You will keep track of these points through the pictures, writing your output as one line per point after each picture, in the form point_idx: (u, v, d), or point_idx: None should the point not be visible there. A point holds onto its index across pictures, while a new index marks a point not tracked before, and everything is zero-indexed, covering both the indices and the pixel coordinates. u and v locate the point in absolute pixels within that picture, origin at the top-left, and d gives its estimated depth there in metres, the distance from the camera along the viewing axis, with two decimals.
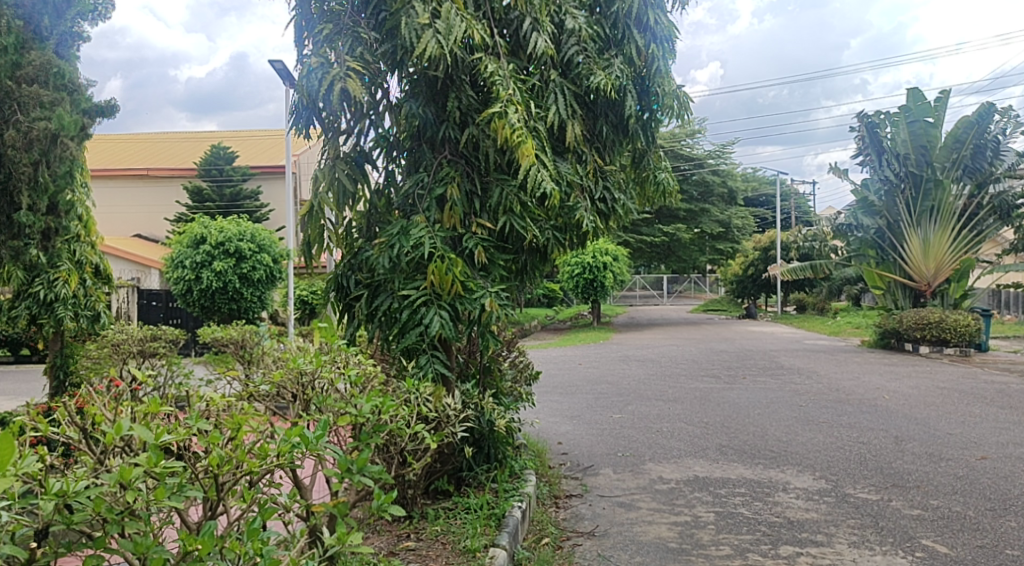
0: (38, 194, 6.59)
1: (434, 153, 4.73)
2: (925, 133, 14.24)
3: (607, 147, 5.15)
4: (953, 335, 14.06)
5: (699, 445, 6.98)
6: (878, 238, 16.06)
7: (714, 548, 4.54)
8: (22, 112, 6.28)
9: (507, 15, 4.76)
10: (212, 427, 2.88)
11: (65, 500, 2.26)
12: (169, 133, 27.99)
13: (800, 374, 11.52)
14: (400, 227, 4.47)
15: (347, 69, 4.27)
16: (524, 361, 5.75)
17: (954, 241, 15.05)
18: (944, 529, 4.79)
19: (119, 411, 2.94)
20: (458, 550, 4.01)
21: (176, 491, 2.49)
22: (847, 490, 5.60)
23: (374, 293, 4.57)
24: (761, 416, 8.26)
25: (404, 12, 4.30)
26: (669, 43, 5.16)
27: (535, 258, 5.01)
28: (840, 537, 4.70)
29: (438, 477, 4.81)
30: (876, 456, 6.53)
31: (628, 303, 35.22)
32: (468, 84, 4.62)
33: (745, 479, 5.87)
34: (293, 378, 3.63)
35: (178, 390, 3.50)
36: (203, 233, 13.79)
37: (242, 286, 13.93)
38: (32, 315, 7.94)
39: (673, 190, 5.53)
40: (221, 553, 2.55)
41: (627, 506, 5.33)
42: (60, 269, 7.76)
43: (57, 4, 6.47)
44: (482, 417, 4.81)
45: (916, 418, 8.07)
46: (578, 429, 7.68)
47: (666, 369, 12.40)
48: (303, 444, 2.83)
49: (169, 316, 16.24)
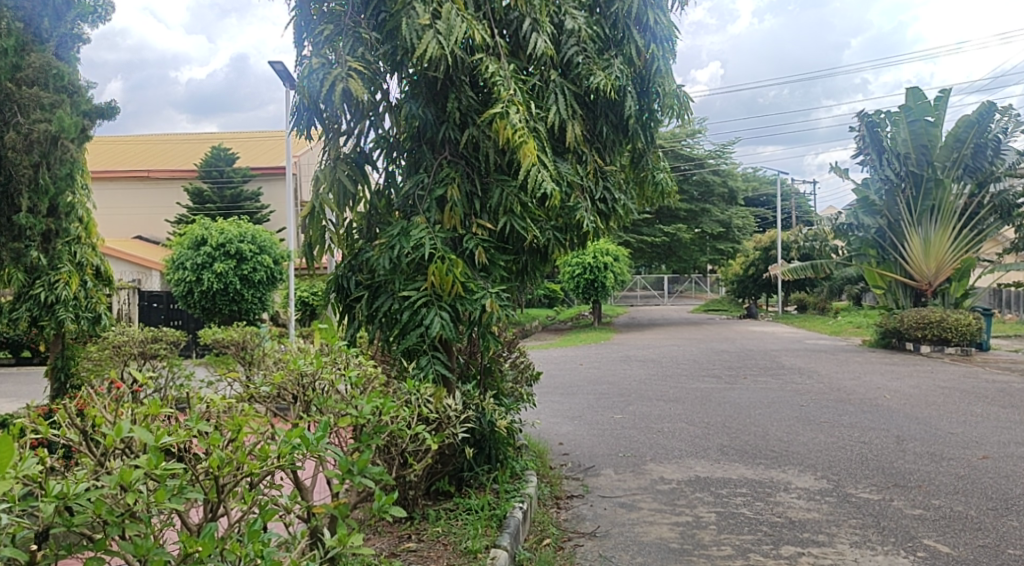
0: (39, 196, 6.59)
1: (435, 154, 4.73)
2: (926, 133, 14.21)
3: (607, 147, 5.14)
4: (954, 334, 14.05)
5: (700, 445, 6.97)
6: (879, 238, 16.05)
7: (715, 548, 4.54)
8: (23, 115, 6.29)
9: (507, 16, 4.75)
10: (213, 428, 2.88)
11: (65, 502, 2.26)
12: (169, 135, 28.04)
13: (800, 374, 11.52)
14: (400, 228, 4.46)
15: (348, 70, 4.27)
16: (525, 362, 5.78)
17: (954, 240, 15.04)
18: (945, 529, 4.78)
19: (119, 413, 2.94)
20: (459, 551, 4.01)
21: (177, 492, 2.49)
22: (849, 490, 5.60)
23: (374, 294, 4.56)
24: (762, 416, 8.25)
25: (405, 13, 4.29)
26: (669, 43, 5.16)
27: (535, 259, 5.01)
28: (841, 537, 4.70)
29: (439, 478, 4.81)
30: (877, 456, 6.52)
31: (628, 303, 35.26)
32: (468, 84, 4.61)
33: (746, 479, 5.87)
34: (294, 379, 3.63)
35: (178, 392, 3.50)
36: (203, 234, 13.80)
37: (242, 287, 13.93)
38: (33, 317, 7.90)
39: (672, 190, 5.54)
40: (222, 555, 2.54)
41: (629, 507, 5.33)
42: (61, 271, 7.76)
43: (57, 6, 6.44)
44: (483, 418, 4.81)
45: (918, 418, 8.06)
46: (578, 430, 7.68)
47: (667, 369, 12.39)
48: (303, 445, 2.81)
49: (170, 317, 16.24)
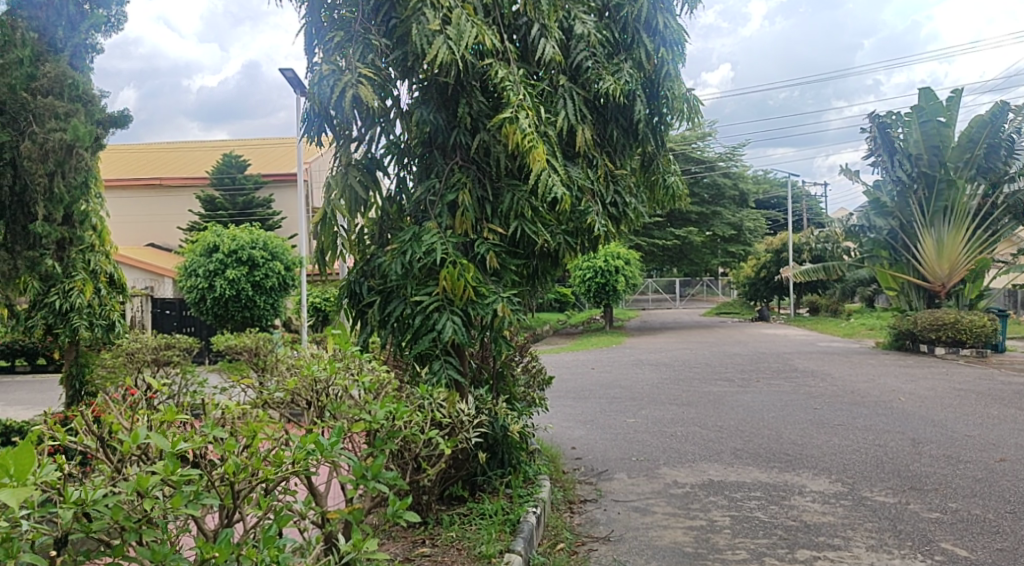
0: (54, 205, 6.65)
1: (446, 159, 4.75)
2: (938, 133, 14.05)
3: (617, 151, 5.15)
4: (969, 335, 13.95)
5: (713, 449, 6.96)
6: (890, 238, 15.92)
7: (730, 552, 4.52)
8: (38, 124, 6.34)
9: (517, 20, 4.78)
10: (228, 434, 2.92)
11: (83, 509, 2.26)
12: (185, 143, 28.35)
13: (814, 376, 11.50)
14: (413, 234, 4.47)
15: (359, 76, 4.28)
16: (537, 366, 5.82)
17: (968, 241, 14.93)
18: (963, 532, 4.75)
19: (136, 419, 2.96)
20: (475, 555, 3.99)
21: (192, 498, 2.51)
22: (864, 493, 5.56)
23: (386, 299, 4.55)
24: (776, 419, 8.20)
25: (414, 19, 4.30)
26: (678, 47, 5.14)
27: (546, 263, 4.98)
28: (857, 540, 4.67)
29: (453, 482, 4.82)
30: (892, 459, 6.47)
31: (640, 307, 35.40)
32: (478, 90, 4.62)
33: (760, 483, 5.85)
34: (307, 385, 3.66)
35: (193, 399, 3.54)
36: (215, 241, 13.86)
37: (254, 293, 13.98)
38: (48, 325, 7.97)
39: (682, 194, 5.56)
40: (238, 559, 2.52)
41: (642, 511, 5.31)
42: (76, 279, 7.95)
43: (71, 16, 6.47)
44: (495, 423, 4.82)
45: (933, 420, 8.03)
46: (590, 434, 7.68)
47: (679, 373, 12.38)
48: (318, 451, 2.84)
49: (183, 324, 16.37)
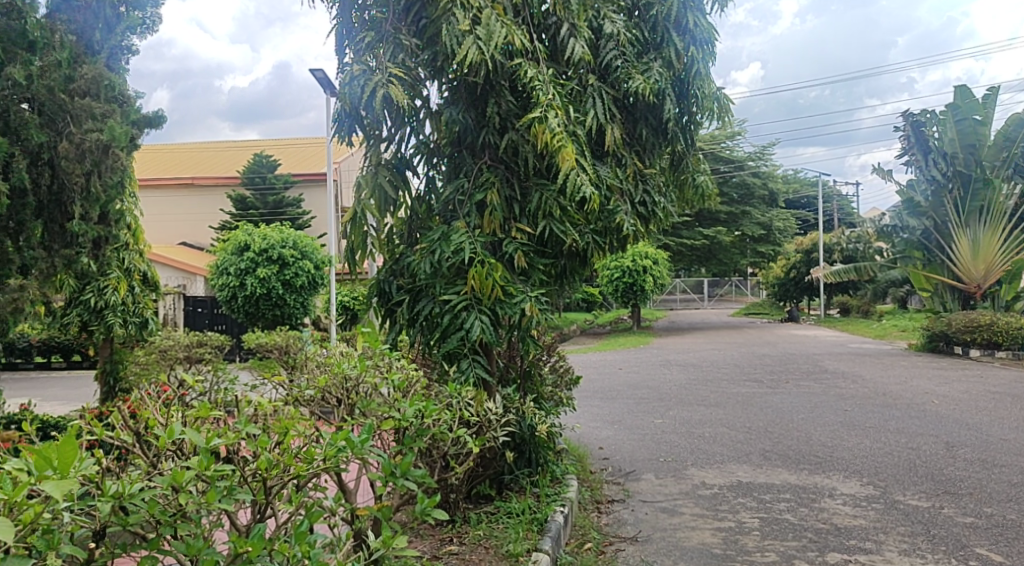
0: (90, 204, 6.74)
1: (475, 159, 4.78)
2: (974, 131, 13.79)
3: (647, 151, 5.13)
4: (1005, 337, 13.69)
5: (742, 450, 6.90)
6: (924, 239, 15.66)
7: (759, 555, 4.49)
8: (76, 124, 6.47)
9: (546, 20, 4.79)
10: (260, 431, 2.95)
11: (120, 502, 2.31)
12: (216, 143, 28.69)
13: (845, 377, 11.36)
14: (441, 233, 4.49)
15: (389, 76, 4.31)
16: (565, 365, 5.81)
17: (1005, 241, 14.66)
18: (999, 537, 4.67)
19: (171, 415, 3.01)
20: (502, 554, 4.00)
21: (226, 493, 2.55)
22: (896, 497, 5.49)
23: (415, 298, 4.58)
24: (807, 421, 8.12)
25: (444, 19, 4.32)
26: (709, 45, 5.09)
27: (574, 264, 4.92)
28: (889, 544, 4.61)
29: (481, 481, 4.83)
30: (925, 462, 6.37)
31: (668, 307, 35.20)
32: (507, 90, 4.62)
33: (790, 485, 5.80)
34: (338, 383, 3.70)
35: (226, 395, 3.58)
36: (246, 240, 14.02)
37: (285, 292, 14.11)
38: (83, 321, 8.25)
39: (712, 194, 5.53)
40: (270, 555, 2.56)
41: (670, 512, 5.29)
42: (110, 277, 8.09)
43: (108, 18, 6.58)
44: (523, 422, 4.82)
45: (967, 423, 7.89)
46: (618, 434, 7.65)
47: (707, 373, 12.30)
48: (348, 447, 2.86)
49: (214, 322, 16.64)
